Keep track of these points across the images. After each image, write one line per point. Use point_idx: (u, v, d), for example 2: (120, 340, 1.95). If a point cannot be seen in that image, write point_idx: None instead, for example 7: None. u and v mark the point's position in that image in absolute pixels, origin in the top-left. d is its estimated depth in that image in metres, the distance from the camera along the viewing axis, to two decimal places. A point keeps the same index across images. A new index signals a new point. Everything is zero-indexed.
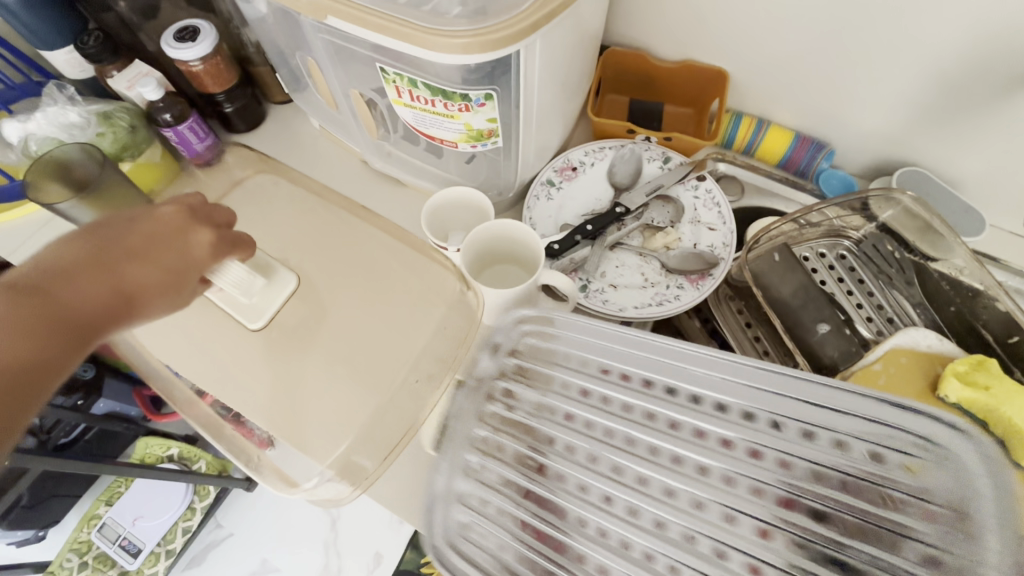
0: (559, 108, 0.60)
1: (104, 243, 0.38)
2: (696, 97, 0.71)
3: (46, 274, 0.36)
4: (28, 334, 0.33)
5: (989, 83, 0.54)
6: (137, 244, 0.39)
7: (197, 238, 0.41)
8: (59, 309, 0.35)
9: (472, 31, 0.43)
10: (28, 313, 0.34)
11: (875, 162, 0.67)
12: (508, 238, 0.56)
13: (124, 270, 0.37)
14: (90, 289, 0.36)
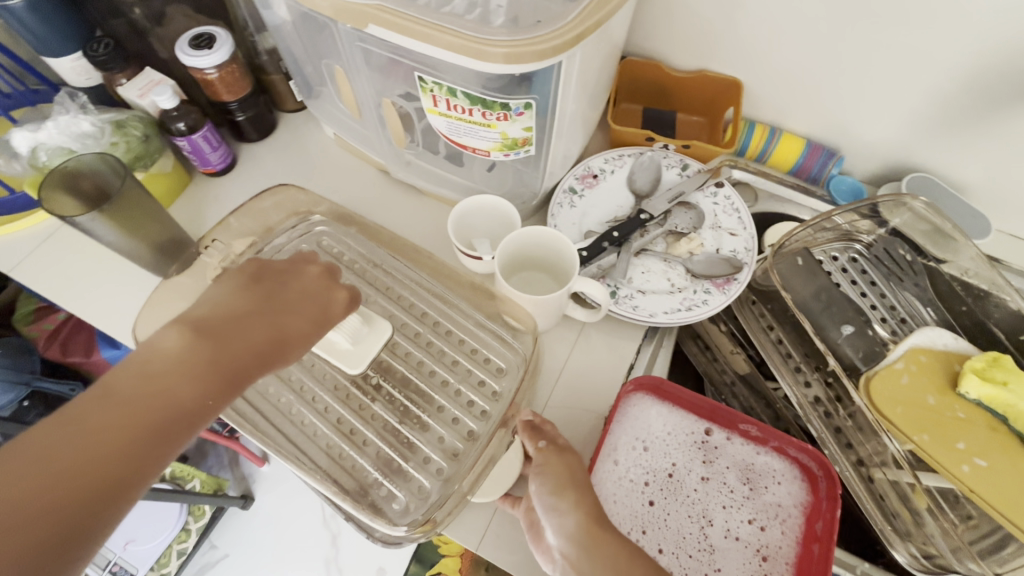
0: (584, 117, 0.61)
1: (264, 294, 0.42)
2: (709, 106, 0.72)
3: (215, 316, 0.38)
4: (196, 365, 0.34)
5: (996, 94, 0.57)
6: (291, 296, 0.43)
7: (338, 295, 0.46)
8: (231, 344, 0.36)
9: (511, 42, 0.43)
10: (207, 344, 0.35)
11: (882, 168, 0.70)
12: (539, 245, 0.57)
13: (286, 315, 0.41)
14: (259, 327, 0.38)
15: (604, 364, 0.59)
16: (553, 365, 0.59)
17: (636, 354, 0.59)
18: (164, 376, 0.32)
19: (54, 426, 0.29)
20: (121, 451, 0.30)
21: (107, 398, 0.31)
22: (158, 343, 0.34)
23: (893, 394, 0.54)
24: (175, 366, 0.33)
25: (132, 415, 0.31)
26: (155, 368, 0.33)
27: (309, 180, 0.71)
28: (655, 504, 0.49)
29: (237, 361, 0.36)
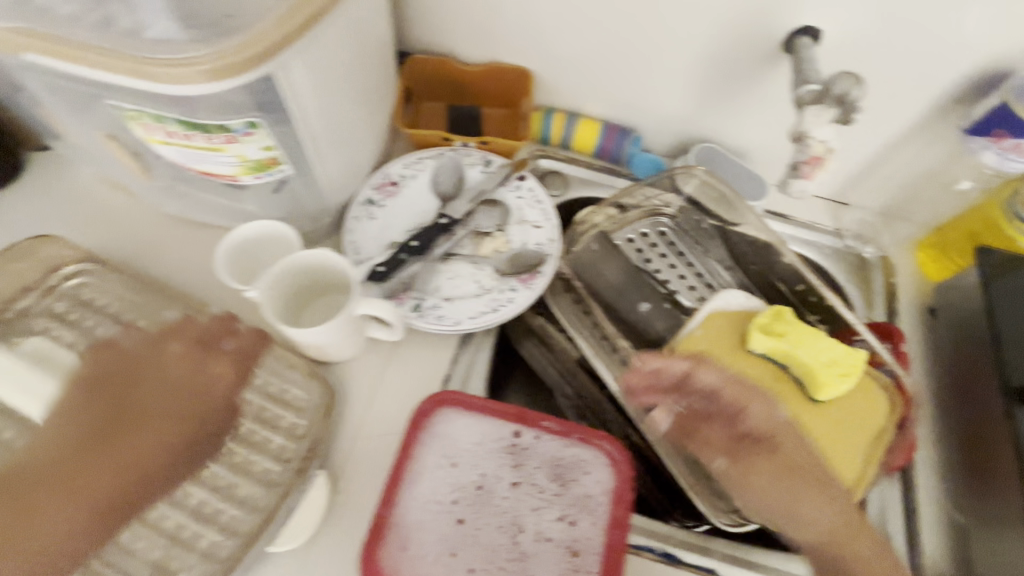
0: (357, 124, 0.57)
1: (139, 377, 0.51)
2: (508, 97, 0.71)
3: (115, 390, 0.50)
4: (144, 434, 0.48)
5: (746, 63, 0.59)
6: (150, 382, 0.51)
7: (248, 333, 0.54)
8: (116, 451, 0.47)
9: (212, 54, 0.39)
10: (103, 450, 0.47)
11: (677, 142, 0.71)
12: (321, 271, 0.51)
13: (151, 419, 0.49)
14: (154, 426, 0.48)
15: (417, 383, 0.56)
16: (363, 394, 0.55)
17: (450, 364, 0.57)
18: (68, 491, 0.45)
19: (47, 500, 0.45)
20: (75, 528, 0.44)
21: (87, 477, 0.46)
22: (146, 432, 0.48)
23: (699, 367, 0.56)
24: (54, 527, 0.44)
25: (71, 509, 0.45)
26: (72, 481, 0.45)
27: (70, 226, 0.62)
28: (464, 522, 0.47)
29: (129, 467, 0.46)
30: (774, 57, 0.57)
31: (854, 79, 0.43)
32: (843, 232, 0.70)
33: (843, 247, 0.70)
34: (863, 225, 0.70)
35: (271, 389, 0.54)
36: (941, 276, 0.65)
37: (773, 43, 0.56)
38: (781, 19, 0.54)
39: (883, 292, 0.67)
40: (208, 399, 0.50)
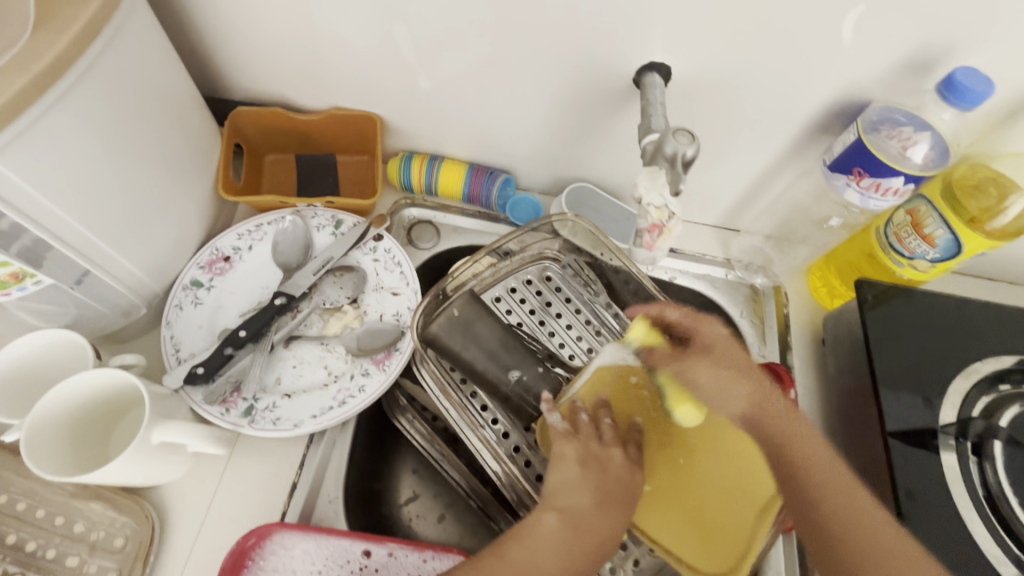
0: (159, 205, 0.49)
1: (603, 468, 0.47)
2: (360, 144, 0.64)
3: (593, 478, 0.46)
4: (569, 530, 0.45)
5: (601, 99, 0.54)
6: (616, 489, 0.47)
7: (621, 459, 0.48)
8: (591, 496, 0.46)
9: None
10: (553, 556, 0.44)
11: (550, 179, 0.66)
12: (114, 391, 0.44)
13: (615, 509, 0.46)
14: (574, 515, 0.45)
15: (256, 495, 0.49)
16: (191, 519, 0.48)
17: (298, 470, 0.50)
18: (574, 546, 0.44)
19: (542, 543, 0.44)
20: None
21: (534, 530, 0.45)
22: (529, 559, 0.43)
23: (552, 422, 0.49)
24: (558, 556, 0.44)
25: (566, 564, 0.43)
26: (568, 515, 0.45)
27: None
28: None
29: (602, 521, 0.45)
30: (628, 92, 0.53)
31: (687, 137, 0.38)
32: (733, 261, 0.66)
33: (733, 277, 0.65)
34: (753, 253, 0.65)
35: (75, 528, 0.46)
36: (832, 302, 0.63)
37: (623, 78, 0.51)
38: (625, 53, 0.49)
39: (776, 325, 0.62)
40: (627, 483, 0.47)
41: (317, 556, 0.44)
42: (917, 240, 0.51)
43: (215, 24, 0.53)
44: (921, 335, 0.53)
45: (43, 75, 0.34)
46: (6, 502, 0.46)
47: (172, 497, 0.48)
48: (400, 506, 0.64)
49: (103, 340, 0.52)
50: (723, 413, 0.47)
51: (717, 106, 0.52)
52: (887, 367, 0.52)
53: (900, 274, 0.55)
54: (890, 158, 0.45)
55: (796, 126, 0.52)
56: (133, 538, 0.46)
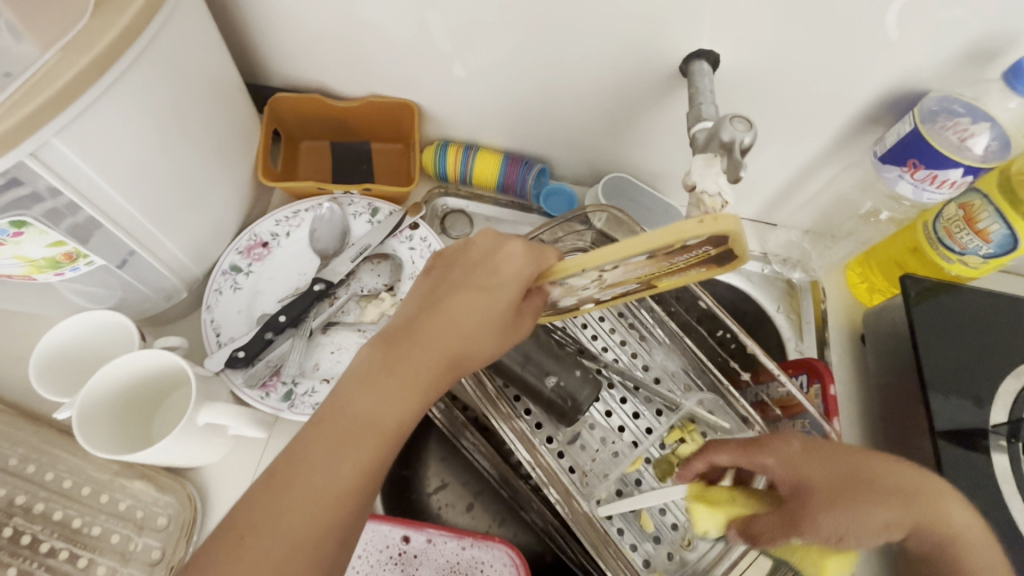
0: (202, 189, 0.49)
1: (450, 279, 0.40)
2: (395, 131, 0.64)
3: (414, 310, 0.39)
4: (368, 395, 0.35)
5: (644, 88, 0.53)
6: (475, 274, 0.40)
7: (515, 246, 0.40)
8: (431, 318, 0.38)
9: None
10: (378, 385, 0.36)
11: (585, 169, 0.66)
12: (159, 373, 0.45)
13: (466, 290, 0.39)
14: (396, 361, 0.37)
15: None
16: (231, 501, 0.48)
17: None
18: (389, 370, 0.36)
19: (321, 451, 0.34)
20: (343, 481, 0.33)
21: (309, 445, 0.34)
22: (349, 416, 0.34)
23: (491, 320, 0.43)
24: (379, 409, 0.35)
25: (390, 398, 0.35)
26: (410, 344, 0.37)
27: None
28: None
29: (457, 337, 0.37)
30: (671, 80, 0.52)
31: (744, 124, 0.37)
32: (769, 255, 0.64)
33: (770, 272, 0.64)
34: (791, 247, 0.64)
35: (119, 507, 0.46)
36: (872, 299, 0.62)
37: (668, 66, 0.50)
38: (671, 40, 0.48)
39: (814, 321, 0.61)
40: (517, 250, 0.40)
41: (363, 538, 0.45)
42: (969, 236, 0.50)
43: (257, 8, 0.53)
44: (971, 333, 0.52)
45: (104, 55, 0.34)
46: (52, 479, 0.46)
47: (212, 478, 0.49)
48: (428, 495, 0.63)
49: (145, 323, 0.53)
50: (473, 296, 0.38)
51: (764, 95, 0.51)
52: (937, 367, 0.50)
53: (948, 270, 0.54)
54: (947, 150, 0.44)
55: (845, 117, 0.51)
56: (176, 518, 0.46)
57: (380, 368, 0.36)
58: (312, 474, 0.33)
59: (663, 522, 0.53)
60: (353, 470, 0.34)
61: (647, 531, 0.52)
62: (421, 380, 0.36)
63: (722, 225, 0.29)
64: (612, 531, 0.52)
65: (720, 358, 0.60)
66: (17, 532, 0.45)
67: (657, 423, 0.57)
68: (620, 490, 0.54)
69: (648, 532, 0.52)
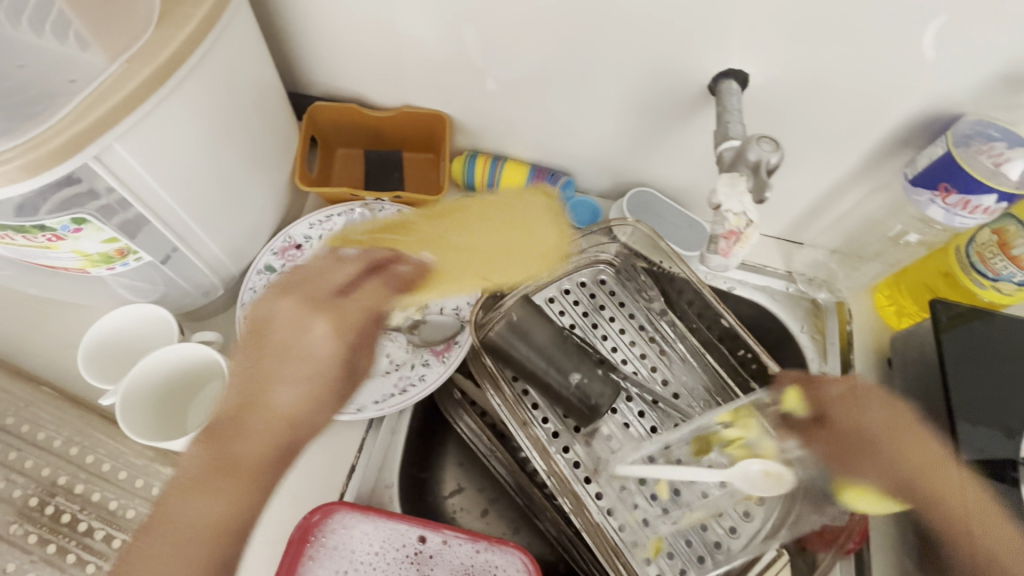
0: (245, 193, 0.51)
1: (260, 363, 0.41)
2: (426, 141, 0.66)
3: (230, 411, 0.41)
4: (200, 497, 0.38)
5: (671, 105, 0.54)
6: (282, 360, 0.42)
7: (317, 328, 0.42)
8: (243, 419, 0.40)
9: (17, 147, 0.33)
10: (195, 487, 0.38)
11: (610, 183, 0.66)
12: (196, 365, 0.47)
13: (280, 384, 0.41)
14: (217, 457, 0.39)
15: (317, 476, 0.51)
16: None
17: (359, 451, 0.52)
18: (218, 474, 0.38)
19: (183, 513, 0.37)
20: (219, 561, 0.37)
21: (163, 524, 0.37)
22: (193, 517, 0.37)
23: (471, 222, 0.54)
24: (214, 509, 0.38)
25: (223, 499, 0.38)
26: (233, 438, 0.39)
27: None
28: None
29: (273, 429, 0.40)
30: (700, 98, 0.52)
31: (771, 144, 0.38)
32: (795, 274, 0.64)
33: (794, 291, 0.64)
34: (817, 266, 0.64)
35: (152, 492, 0.48)
36: (900, 323, 0.61)
37: (696, 84, 0.51)
38: (701, 60, 0.49)
39: (838, 342, 0.61)
40: (311, 346, 0.42)
41: (382, 535, 0.46)
42: (1003, 262, 0.49)
43: (303, 22, 0.55)
44: (1004, 361, 0.51)
45: (164, 66, 0.36)
46: (92, 462, 0.49)
47: None
48: (444, 498, 0.64)
49: (184, 318, 0.56)
50: (287, 375, 0.41)
51: (792, 114, 0.51)
52: (966, 395, 0.49)
53: (981, 296, 0.53)
54: (982, 175, 0.43)
55: (876, 138, 0.51)
56: None
57: (205, 471, 0.38)
58: (188, 538, 0.37)
59: (676, 539, 0.53)
60: (246, 512, 0.39)
61: (659, 545, 0.52)
62: (252, 472, 0.39)
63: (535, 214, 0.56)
64: (625, 543, 0.52)
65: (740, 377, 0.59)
66: (58, 510, 0.47)
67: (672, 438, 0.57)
68: (633, 504, 0.54)
69: (661, 547, 0.52)
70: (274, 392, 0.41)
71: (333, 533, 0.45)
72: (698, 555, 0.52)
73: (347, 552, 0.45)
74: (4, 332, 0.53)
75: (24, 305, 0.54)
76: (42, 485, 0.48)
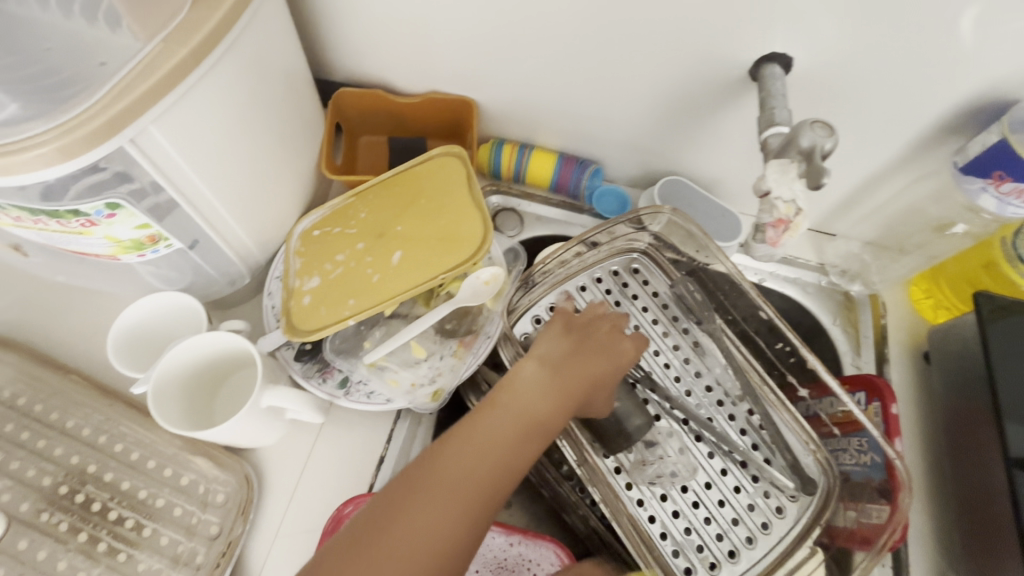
0: (274, 180, 0.51)
1: (576, 340, 0.47)
2: (452, 129, 0.65)
3: (557, 356, 0.45)
4: (497, 414, 0.40)
5: (708, 91, 0.52)
6: (599, 356, 0.47)
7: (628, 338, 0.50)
8: (573, 367, 0.45)
9: (53, 131, 0.33)
10: (508, 404, 0.41)
11: (639, 172, 0.65)
12: (226, 356, 0.47)
13: (602, 356, 0.47)
14: (548, 378, 0.43)
15: (345, 468, 0.50)
16: (284, 483, 0.49)
17: (387, 443, 0.51)
18: (556, 387, 0.43)
19: (502, 411, 0.40)
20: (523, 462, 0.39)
21: (467, 431, 0.39)
22: (533, 412, 0.41)
23: (416, 188, 0.53)
24: (527, 410, 0.41)
25: (532, 404, 0.41)
26: (546, 374, 0.43)
27: None
28: None
29: (583, 387, 0.44)
30: (739, 85, 0.51)
31: (826, 130, 0.36)
32: (828, 266, 0.63)
33: (827, 284, 0.63)
34: (851, 258, 0.62)
35: (182, 481, 0.48)
36: (937, 316, 0.59)
37: (736, 70, 0.49)
38: (742, 44, 0.47)
39: (871, 336, 0.59)
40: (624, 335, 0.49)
41: None
42: None
43: (329, 6, 0.54)
44: None
45: (196, 49, 0.36)
46: (121, 450, 0.49)
47: (269, 460, 0.50)
48: None
49: (211, 306, 0.55)
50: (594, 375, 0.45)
51: (838, 100, 0.49)
52: (1015, 390, 0.48)
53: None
54: None
55: (923, 126, 0.49)
56: (234, 495, 0.48)
57: (525, 387, 0.42)
58: (484, 450, 0.38)
59: (708, 532, 0.53)
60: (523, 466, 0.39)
61: (690, 537, 0.52)
62: (549, 404, 0.42)
63: (444, 152, 0.54)
64: (655, 536, 0.52)
65: (778, 371, 0.57)
66: (88, 498, 0.47)
67: (705, 430, 0.56)
68: (665, 496, 0.54)
69: (691, 538, 0.53)
70: (589, 361, 0.46)
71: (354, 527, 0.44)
72: (730, 548, 0.52)
73: None
74: (35, 322, 0.53)
75: (56, 292, 0.54)
76: (72, 473, 0.47)
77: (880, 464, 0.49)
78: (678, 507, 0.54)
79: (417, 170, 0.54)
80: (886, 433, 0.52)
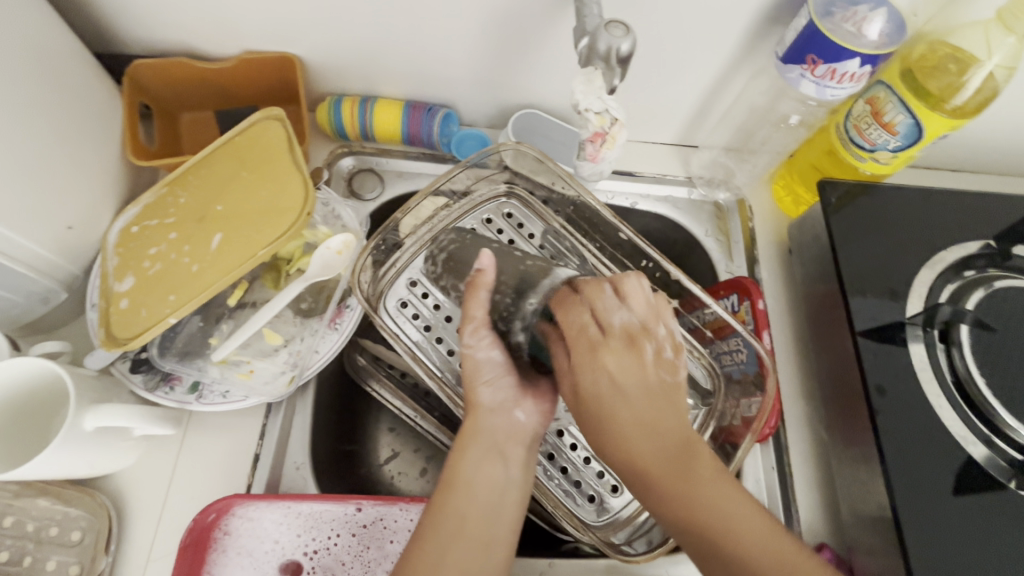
0: (60, 177, 0.44)
1: (472, 387, 0.45)
2: (283, 90, 0.58)
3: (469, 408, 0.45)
4: (480, 464, 0.42)
5: (533, 10, 0.49)
6: (477, 401, 0.45)
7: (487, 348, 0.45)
8: (483, 395, 0.45)
9: None
10: (455, 480, 0.42)
11: (494, 110, 0.62)
12: (26, 380, 0.41)
13: (490, 385, 0.45)
14: (487, 436, 0.43)
15: (217, 473, 0.47)
16: (151, 504, 0.45)
17: (262, 439, 0.48)
18: (479, 436, 0.43)
19: (471, 475, 0.42)
20: (499, 493, 0.42)
21: (448, 517, 0.40)
22: (480, 489, 0.42)
23: (241, 158, 0.47)
24: (488, 474, 0.42)
25: (486, 459, 0.43)
26: (476, 419, 0.44)
27: None
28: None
29: (504, 409, 0.45)
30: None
31: (621, 29, 0.36)
32: (695, 177, 0.63)
33: (697, 195, 0.63)
34: (714, 166, 0.63)
35: (26, 528, 0.43)
36: (797, 210, 0.61)
37: None
38: None
39: (741, 241, 0.60)
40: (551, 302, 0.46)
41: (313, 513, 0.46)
42: (877, 130, 0.48)
43: None
44: (885, 230, 0.52)
45: None
46: None
47: (130, 482, 0.46)
48: (380, 465, 0.59)
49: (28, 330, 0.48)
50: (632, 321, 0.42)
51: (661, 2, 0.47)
52: (855, 268, 0.50)
53: (863, 169, 0.53)
54: (844, 40, 0.42)
55: (746, 20, 0.48)
56: (91, 529, 0.43)
57: (496, 433, 0.44)
58: (494, 505, 0.42)
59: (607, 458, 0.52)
60: (500, 514, 0.41)
61: (590, 466, 0.51)
62: (495, 422, 0.44)
63: (267, 112, 0.48)
64: (553, 472, 0.51)
65: (652, 289, 0.58)
66: None
67: None
68: (562, 430, 0.52)
69: (591, 467, 0.51)
70: (495, 382, 0.45)
71: (236, 520, 0.43)
72: None
73: (250, 532, 0.43)
74: None
75: None
76: None
77: (752, 359, 0.51)
78: (576, 440, 0.52)
79: (239, 140, 0.48)
80: (756, 328, 0.53)
